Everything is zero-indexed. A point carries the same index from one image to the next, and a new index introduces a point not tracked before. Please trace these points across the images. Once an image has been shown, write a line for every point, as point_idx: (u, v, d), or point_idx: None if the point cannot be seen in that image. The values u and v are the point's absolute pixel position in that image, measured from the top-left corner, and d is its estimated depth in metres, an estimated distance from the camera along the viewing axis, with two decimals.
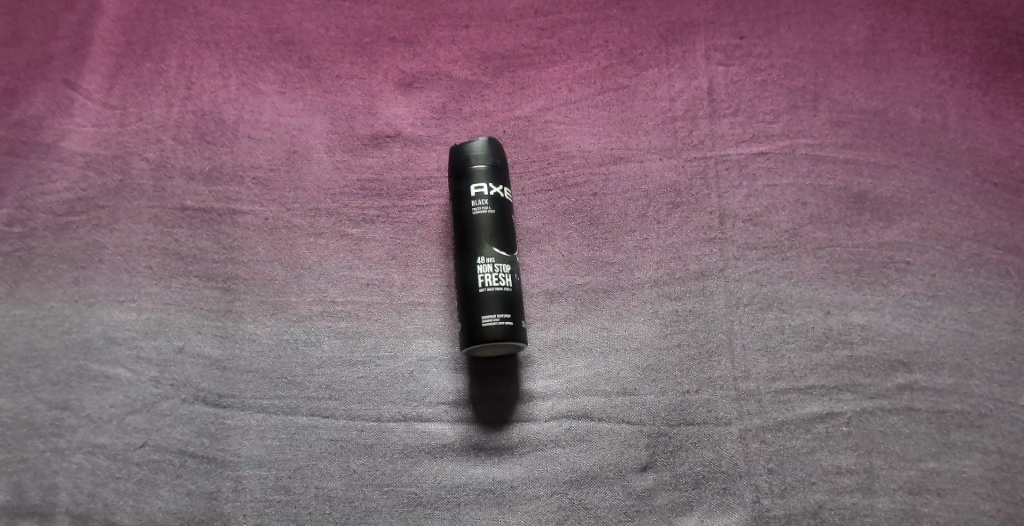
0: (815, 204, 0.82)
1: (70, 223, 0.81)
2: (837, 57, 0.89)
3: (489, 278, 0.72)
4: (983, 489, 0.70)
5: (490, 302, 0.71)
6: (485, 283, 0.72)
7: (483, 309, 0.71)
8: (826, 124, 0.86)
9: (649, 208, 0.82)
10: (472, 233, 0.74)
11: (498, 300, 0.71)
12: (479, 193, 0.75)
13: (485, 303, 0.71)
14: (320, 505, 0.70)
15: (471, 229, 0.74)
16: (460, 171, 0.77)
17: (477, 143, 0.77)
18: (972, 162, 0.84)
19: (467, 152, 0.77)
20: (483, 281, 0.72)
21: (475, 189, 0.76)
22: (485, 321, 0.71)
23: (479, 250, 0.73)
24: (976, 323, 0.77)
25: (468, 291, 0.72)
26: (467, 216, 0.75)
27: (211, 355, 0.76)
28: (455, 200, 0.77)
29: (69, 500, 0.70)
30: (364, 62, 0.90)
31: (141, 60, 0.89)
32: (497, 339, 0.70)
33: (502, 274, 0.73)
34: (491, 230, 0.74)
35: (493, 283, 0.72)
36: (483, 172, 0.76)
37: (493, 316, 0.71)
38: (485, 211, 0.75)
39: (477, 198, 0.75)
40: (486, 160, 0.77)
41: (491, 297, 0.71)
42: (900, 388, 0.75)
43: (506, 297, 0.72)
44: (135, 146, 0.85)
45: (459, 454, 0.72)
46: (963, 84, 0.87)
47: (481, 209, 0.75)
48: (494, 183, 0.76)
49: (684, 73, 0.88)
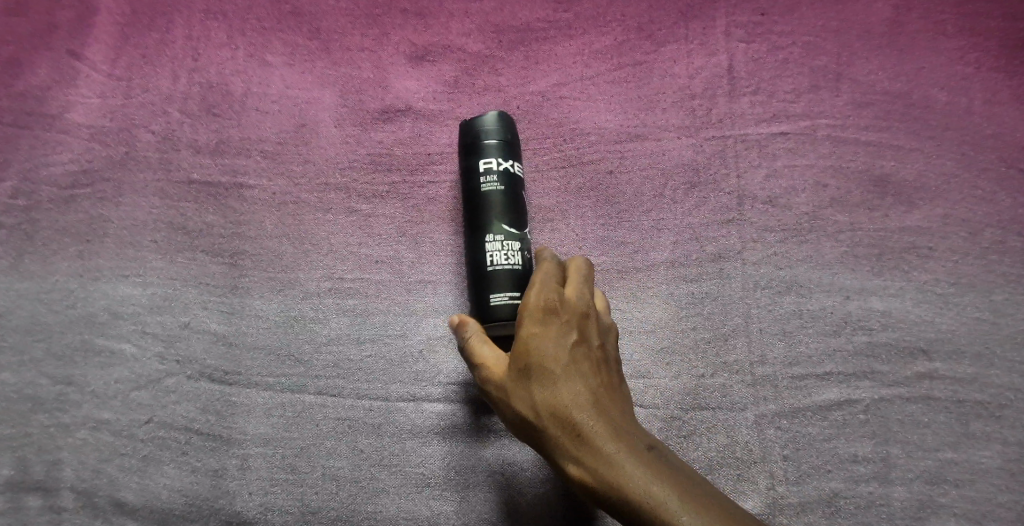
0: (836, 186, 0.80)
1: (75, 196, 0.80)
2: (861, 36, 0.87)
3: (499, 256, 0.70)
4: (1000, 480, 0.69)
5: (499, 280, 0.69)
6: (495, 262, 0.70)
7: (494, 289, 0.69)
8: (848, 105, 0.84)
9: (666, 188, 0.80)
10: (483, 209, 0.72)
11: (508, 279, 0.69)
12: (489, 168, 0.73)
13: (494, 283, 0.69)
14: (326, 484, 0.69)
15: (481, 205, 0.72)
16: (471, 146, 0.75)
17: (487, 117, 0.75)
18: (997, 147, 0.81)
19: (477, 126, 0.75)
20: (492, 260, 0.70)
21: (484, 164, 0.73)
22: (495, 300, 0.68)
23: (489, 228, 0.71)
24: (999, 312, 0.75)
25: (479, 272, 0.70)
26: (477, 194, 0.73)
27: (217, 331, 0.75)
28: (464, 176, 0.75)
29: (73, 475, 0.70)
30: (374, 34, 0.88)
31: (146, 30, 0.88)
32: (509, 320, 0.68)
33: (512, 252, 0.70)
34: (501, 207, 0.72)
35: (502, 261, 0.70)
36: (493, 146, 0.74)
37: (503, 294, 0.69)
38: (495, 187, 0.72)
39: (487, 174, 0.73)
40: (497, 135, 0.74)
41: (502, 276, 0.69)
42: (919, 376, 0.73)
43: (516, 275, 0.69)
44: (141, 118, 0.84)
45: (468, 435, 0.71)
46: (989, 67, 0.85)
47: (490, 185, 0.73)
48: (505, 159, 0.74)
49: (703, 50, 0.86)
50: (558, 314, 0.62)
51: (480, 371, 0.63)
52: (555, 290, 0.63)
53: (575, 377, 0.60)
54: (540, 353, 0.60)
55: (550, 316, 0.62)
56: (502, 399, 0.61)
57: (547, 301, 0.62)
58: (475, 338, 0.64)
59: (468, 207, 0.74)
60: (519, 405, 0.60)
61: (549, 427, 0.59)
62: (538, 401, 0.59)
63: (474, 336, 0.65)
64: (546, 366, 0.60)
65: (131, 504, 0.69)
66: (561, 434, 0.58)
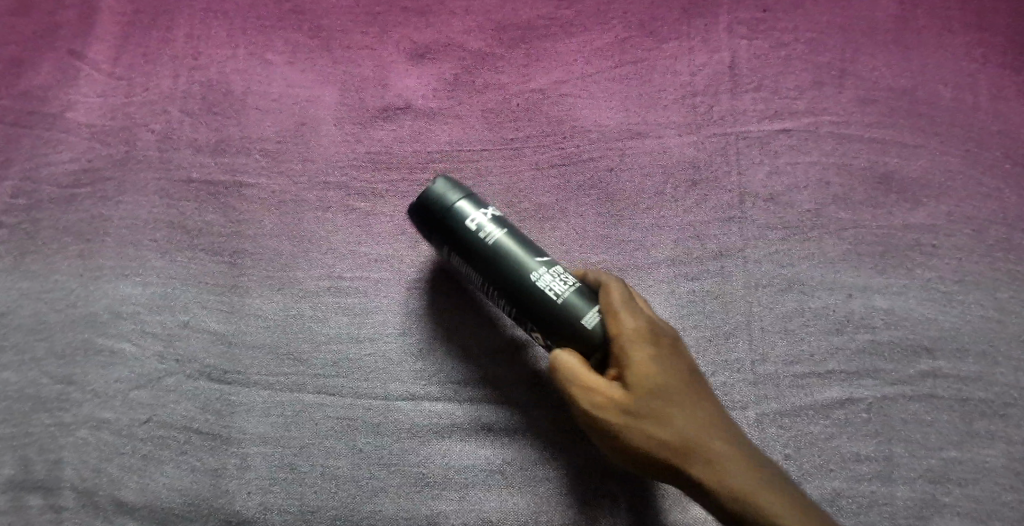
0: (839, 184, 0.79)
1: (76, 196, 0.80)
2: (864, 32, 0.87)
3: (558, 285, 0.66)
4: (1005, 480, 0.68)
5: (581, 302, 0.65)
6: (559, 293, 0.66)
7: (578, 314, 0.65)
8: (852, 102, 0.83)
9: (667, 185, 0.79)
10: (503, 259, 0.67)
11: (584, 300, 0.66)
12: (482, 222, 0.68)
13: (578, 307, 0.65)
14: (325, 483, 0.68)
15: (499, 259, 0.67)
16: (445, 220, 0.68)
17: (439, 185, 0.69)
18: (1003, 143, 0.81)
19: (437, 198, 0.69)
20: (558, 291, 0.66)
21: (471, 224, 0.68)
22: (588, 325, 0.65)
23: (527, 271, 0.66)
24: (1004, 310, 0.74)
25: (547, 311, 0.65)
26: (488, 252, 0.67)
27: (217, 330, 0.74)
28: (457, 250, 0.69)
29: (74, 475, 0.69)
30: (376, 33, 0.88)
31: (148, 30, 0.89)
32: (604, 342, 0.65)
33: (563, 274, 0.67)
34: (520, 247, 0.68)
35: (566, 286, 0.66)
36: (466, 205, 0.69)
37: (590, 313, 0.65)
38: (498, 233, 0.68)
39: (481, 230, 0.68)
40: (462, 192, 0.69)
41: (579, 297, 0.66)
42: (922, 374, 0.72)
43: (586, 291, 0.67)
44: (142, 118, 0.84)
45: (468, 434, 0.70)
46: (995, 63, 0.84)
47: (493, 236, 0.68)
48: (482, 208, 0.69)
49: (705, 46, 0.86)
50: (660, 337, 0.65)
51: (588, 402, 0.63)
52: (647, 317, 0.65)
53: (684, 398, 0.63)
54: (654, 376, 0.63)
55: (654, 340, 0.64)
56: (618, 430, 0.63)
57: (647, 327, 0.64)
58: (578, 367, 0.63)
59: (487, 270, 0.68)
60: (637, 434, 0.62)
61: (671, 452, 0.61)
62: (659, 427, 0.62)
63: (577, 363, 0.64)
64: (661, 393, 0.63)
65: (132, 503, 0.68)
66: (683, 455, 0.61)
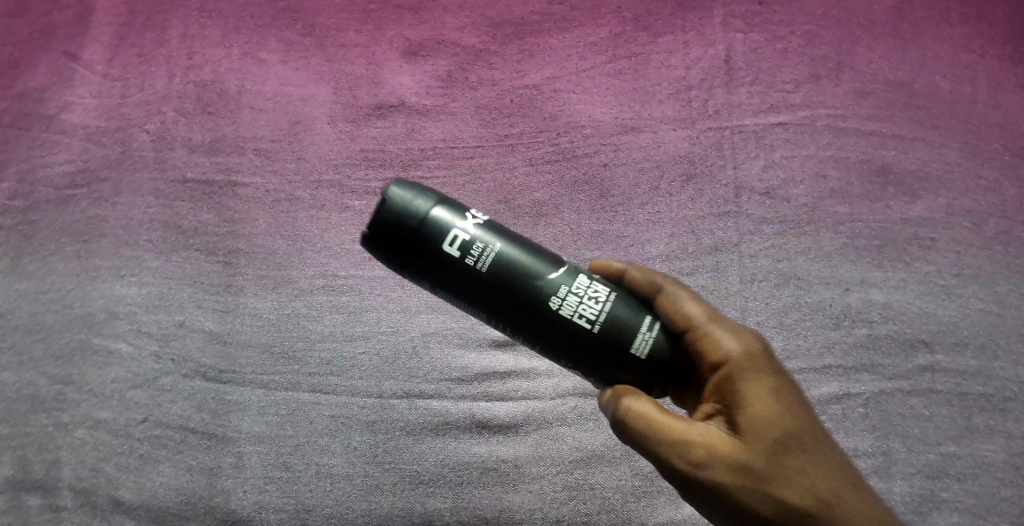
0: (836, 177, 0.79)
1: (72, 197, 0.80)
2: (861, 24, 0.86)
3: (590, 307, 0.48)
4: (1005, 475, 0.67)
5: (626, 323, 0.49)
6: (595, 315, 0.48)
7: (628, 341, 0.48)
8: (849, 94, 0.82)
9: (661, 181, 0.79)
10: (512, 285, 0.48)
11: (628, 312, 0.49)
12: (468, 235, 0.48)
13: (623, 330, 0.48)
14: (320, 482, 0.68)
15: (501, 285, 0.48)
16: (416, 245, 0.48)
17: (394, 192, 0.48)
18: (1002, 135, 0.80)
19: (396, 214, 0.48)
20: (591, 316, 0.48)
21: (454, 243, 0.48)
22: (642, 355, 0.48)
23: (548, 295, 0.48)
24: (1003, 303, 0.74)
25: (584, 345, 0.48)
26: (488, 280, 0.48)
27: (212, 330, 0.74)
28: (441, 283, 0.49)
29: (72, 475, 0.69)
30: (369, 30, 0.88)
31: (143, 30, 0.89)
32: (667, 365, 0.49)
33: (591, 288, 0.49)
34: (527, 257, 0.49)
35: (601, 306, 0.49)
36: (441, 215, 0.48)
37: (640, 336, 0.48)
38: (493, 248, 0.48)
39: (469, 250, 0.48)
40: (430, 198, 0.49)
41: (620, 316, 0.49)
42: (921, 368, 0.71)
43: (630, 304, 0.50)
44: (137, 118, 0.84)
45: (462, 432, 0.70)
46: (994, 54, 0.84)
47: (488, 254, 0.48)
48: (463, 214, 0.49)
49: (700, 41, 0.85)
50: (761, 363, 0.51)
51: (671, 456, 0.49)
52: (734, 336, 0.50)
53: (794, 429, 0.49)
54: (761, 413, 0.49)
55: (755, 367, 0.50)
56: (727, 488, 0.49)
57: (740, 347, 0.50)
58: (654, 413, 0.49)
59: (495, 305, 0.48)
60: (746, 490, 0.49)
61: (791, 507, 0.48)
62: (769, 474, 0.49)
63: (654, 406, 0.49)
64: (769, 430, 0.49)
65: (129, 503, 0.68)
66: (809, 510, 0.48)
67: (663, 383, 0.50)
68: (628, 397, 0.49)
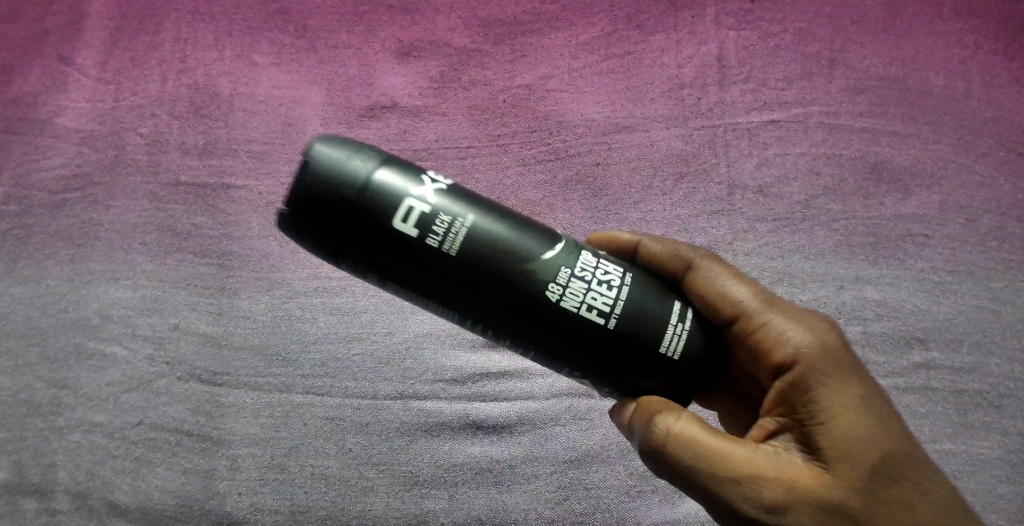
0: (829, 174, 0.79)
1: (66, 201, 0.80)
2: (854, 21, 0.86)
3: (603, 295, 0.46)
4: (1001, 471, 0.67)
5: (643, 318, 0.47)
6: (610, 306, 0.46)
7: (656, 340, 0.46)
8: (842, 91, 0.82)
9: (655, 180, 0.79)
10: (479, 260, 0.45)
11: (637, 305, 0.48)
12: (419, 202, 0.45)
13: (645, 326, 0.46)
14: (315, 483, 0.68)
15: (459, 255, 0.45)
16: (357, 214, 0.44)
17: (325, 154, 0.45)
18: (996, 131, 0.80)
19: (331, 180, 0.44)
20: (608, 306, 0.46)
21: (405, 211, 0.45)
22: (676, 355, 0.46)
23: (542, 276, 0.45)
24: (998, 299, 0.73)
25: (574, 332, 0.45)
26: (456, 257, 0.45)
27: (206, 332, 0.74)
28: (389, 258, 0.45)
29: (68, 478, 0.69)
30: (361, 31, 0.88)
31: (135, 34, 0.88)
32: (704, 362, 0.47)
33: (604, 275, 0.47)
34: (488, 223, 0.46)
35: (617, 295, 0.46)
36: (383, 180, 0.45)
37: (671, 333, 0.46)
38: (447, 215, 0.45)
39: (421, 218, 0.45)
40: (374, 166, 0.45)
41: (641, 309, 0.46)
42: (916, 366, 0.71)
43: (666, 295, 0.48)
44: (130, 122, 0.84)
45: (456, 433, 0.70)
46: (987, 50, 0.84)
47: (454, 227, 0.45)
48: (408, 179, 0.46)
49: (693, 39, 0.85)
50: (833, 376, 0.48)
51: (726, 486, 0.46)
52: (788, 323, 0.49)
53: (869, 437, 0.46)
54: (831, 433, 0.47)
55: (824, 379, 0.48)
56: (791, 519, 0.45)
57: (808, 352, 0.48)
58: (701, 437, 0.46)
59: (460, 283, 0.45)
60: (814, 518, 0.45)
61: None
62: (840, 494, 0.46)
63: (699, 432, 0.47)
64: (837, 452, 0.46)
65: (125, 506, 0.68)
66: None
67: (698, 386, 0.48)
68: (663, 414, 0.47)
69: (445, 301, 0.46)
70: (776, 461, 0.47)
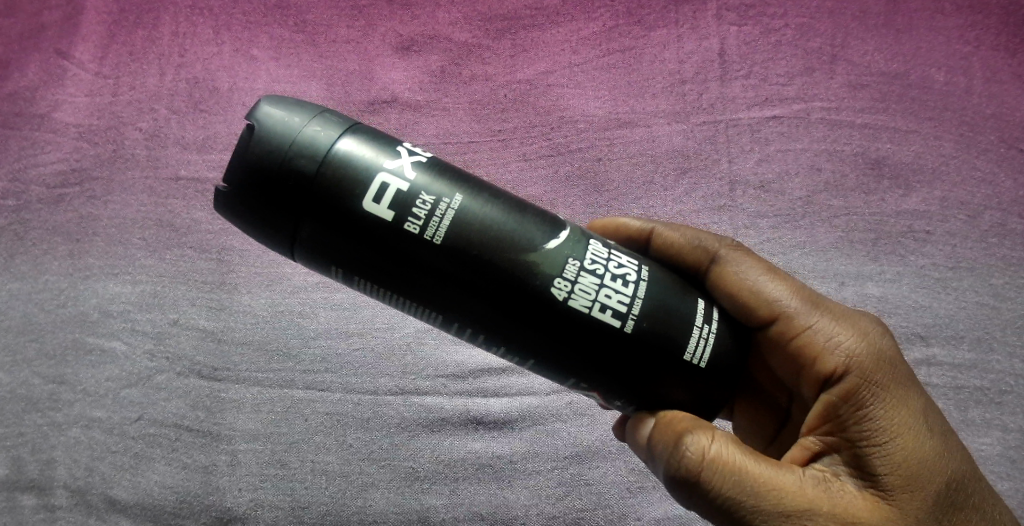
0: (830, 170, 0.79)
1: (64, 196, 0.80)
2: (856, 16, 0.86)
3: (619, 294, 0.46)
4: (1001, 467, 0.67)
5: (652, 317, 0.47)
6: (627, 306, 0.46)
7: (681, 345, 0.46)
8: (844, 87, 0.82)
9: (656, 175, 0.79)
10: (460, 242, 0.44)
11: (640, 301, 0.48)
12: (390, 176, 0.45)
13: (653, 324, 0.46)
14: (316, 479, 0.68)
15: (433, 232, 0.44)
16: (318, 184, 0.44)
17: (275, 118, 0.44)
18: (997, 127, 0.80)
19: (287, 148, 0.44)
20: (626, 306, 0.46)
21: (377, 185, 0.44)
22: (702, 363, 0.46)
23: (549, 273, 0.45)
24: (999, 295, 0.73)
25: (581, 332, 0.45)
26: (439, 237, 0.44)
27: (206, 327, 0.74)
28: (355, 232, 0.44)
29: (67, 474, 0.69)
30: (361, 26, 0.88)
31: (133, 28, 0.88)
32: (732, 363, 0.47)
33: (620, 274, 0.46)
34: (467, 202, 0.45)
35: (633, 295, 0.46)
36: (345, 150, 0.45)
37: (695, 337, 0.47)
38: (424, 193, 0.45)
39: (396, 195, 0.44)
40: (340, 137, 0.45)
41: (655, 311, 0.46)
42: (916, 362, 0.71)
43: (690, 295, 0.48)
44: (129, 116, 0.83)
45: (457, 429, 0.70)
46: (989, 46, 0.83)
47: (435, 204, 0.45)
48: (373, 150, 0.45)
49: (694, 34, 0.85)
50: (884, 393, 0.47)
51: (777, 515, 0.44)
52: (832, 325, 0.49)
53: (924, 454, 0.46)
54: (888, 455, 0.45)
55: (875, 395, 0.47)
56: None
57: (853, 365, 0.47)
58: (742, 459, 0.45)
59: (437, 264, 0.44)
60: None
61: None
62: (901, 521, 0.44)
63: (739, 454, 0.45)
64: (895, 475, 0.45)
65: (124, 502, 0.68)
66: None
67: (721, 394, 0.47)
68: (694, 434, 0.45)
69: (421, 284, 0.45)
70: (827, 487, 0.45)
